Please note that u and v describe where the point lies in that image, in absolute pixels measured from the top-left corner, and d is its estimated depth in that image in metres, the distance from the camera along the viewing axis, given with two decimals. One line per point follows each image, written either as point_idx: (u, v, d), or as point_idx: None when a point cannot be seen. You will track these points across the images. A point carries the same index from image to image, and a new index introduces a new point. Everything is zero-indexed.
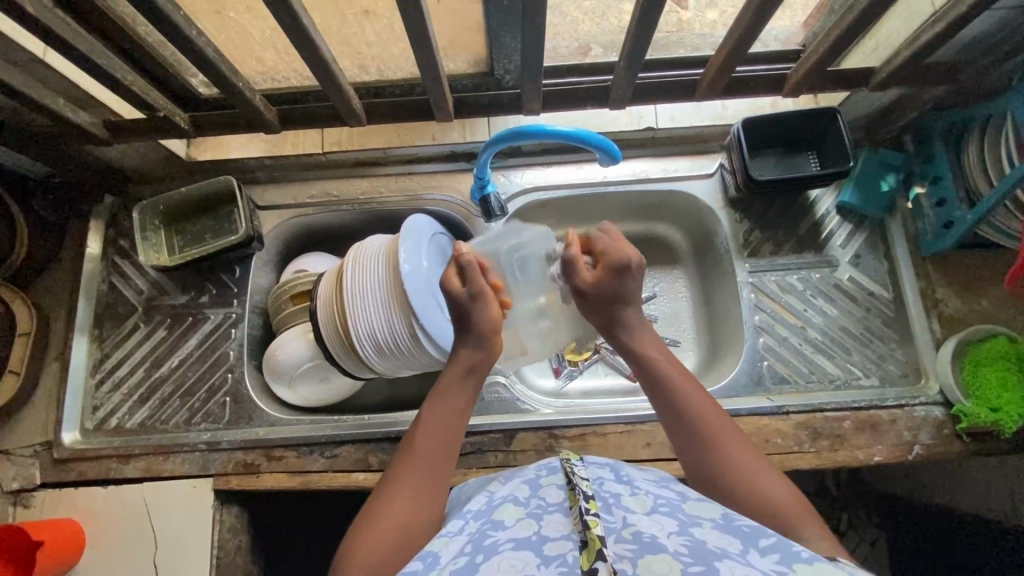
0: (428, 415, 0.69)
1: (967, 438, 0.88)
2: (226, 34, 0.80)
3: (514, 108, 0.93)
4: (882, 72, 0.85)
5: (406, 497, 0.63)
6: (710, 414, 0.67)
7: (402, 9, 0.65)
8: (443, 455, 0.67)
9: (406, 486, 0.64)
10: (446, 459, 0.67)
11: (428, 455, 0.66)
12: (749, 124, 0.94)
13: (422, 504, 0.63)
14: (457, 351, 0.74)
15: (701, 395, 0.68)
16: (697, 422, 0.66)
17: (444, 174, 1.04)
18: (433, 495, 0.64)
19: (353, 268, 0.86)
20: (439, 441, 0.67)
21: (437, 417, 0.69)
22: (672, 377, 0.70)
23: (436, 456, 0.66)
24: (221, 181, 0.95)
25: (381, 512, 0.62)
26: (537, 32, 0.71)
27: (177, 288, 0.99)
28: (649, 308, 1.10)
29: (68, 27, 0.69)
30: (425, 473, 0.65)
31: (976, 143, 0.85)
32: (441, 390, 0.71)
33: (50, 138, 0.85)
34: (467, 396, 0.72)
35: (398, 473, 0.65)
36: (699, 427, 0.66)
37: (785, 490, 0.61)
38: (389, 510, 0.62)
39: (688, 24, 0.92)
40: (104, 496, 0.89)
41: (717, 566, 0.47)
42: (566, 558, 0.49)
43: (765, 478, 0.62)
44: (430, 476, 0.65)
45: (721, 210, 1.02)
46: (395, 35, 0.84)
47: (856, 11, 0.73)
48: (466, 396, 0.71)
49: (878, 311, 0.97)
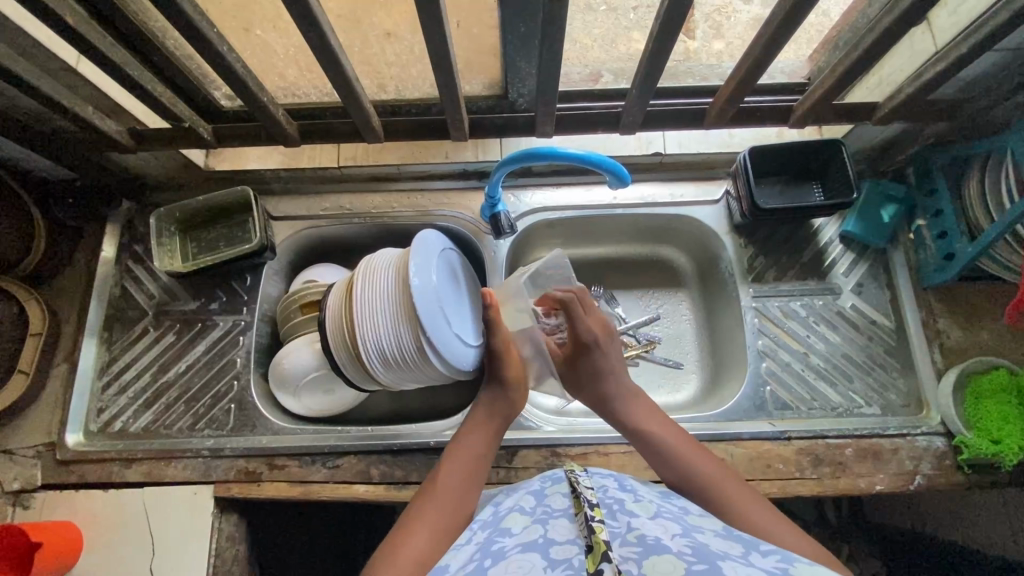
0: (449, 461, 0.72)
1: (968, 469, 0.89)
2: (254, 51, 0.85)
3: (527, 131, 0.95)
4: (886, 107, 0.87)
5: (427, 530, 0.63)
6: (725, 484, 0.67)
7: (425, 33, 0.68)
8: (464, 494, 0.68)
9: (429, 514, 0.65)
10: (469, 490, 0.69)
11: (451, 481, 0.69)
12: (755, 153, 0.96)
13: (442, 539, 0.63)
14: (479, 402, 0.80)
15: (679, 437, 0.73)
16: (706, 492, 0.67)
17: (455, 191, 1.06)
18: (454, 527, 0.65)
19: (364, 284, 0.87)
20: (462, 482, 0.69)
21: (461, 457, 0.72)
22: (680, 447, 0.72)
23: (456, 494, 0.68)
24: (238, 191, 0.97)
25: (405, 540, 0.61)
26: (554, 58, 0.74)
27: (188, 294, 1.00)
28: (651, 329, 1.11)
29: (104, 40, 0.71)
30: (447, 511, 0.66)
31: (977, 178, 0.87)
32: (463, 439, 0.75)
33: (76, 146, 0.87)
34: (485, 445, 0.75)
35: (420, 504, 0.67)
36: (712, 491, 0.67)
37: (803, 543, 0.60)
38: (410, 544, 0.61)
39: (695, 54, 0.97)
40: (106, 501, 0.89)
41: (720, 564, 0.47)
42: (572, 562, 0.48)
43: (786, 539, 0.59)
44: (454, 508, 0.66)
45: (726, 235, 1.04)
46: (414, 57, 0.89)
47: (859, 51, 0.76)
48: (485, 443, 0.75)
49: (880, 340, 0.98)
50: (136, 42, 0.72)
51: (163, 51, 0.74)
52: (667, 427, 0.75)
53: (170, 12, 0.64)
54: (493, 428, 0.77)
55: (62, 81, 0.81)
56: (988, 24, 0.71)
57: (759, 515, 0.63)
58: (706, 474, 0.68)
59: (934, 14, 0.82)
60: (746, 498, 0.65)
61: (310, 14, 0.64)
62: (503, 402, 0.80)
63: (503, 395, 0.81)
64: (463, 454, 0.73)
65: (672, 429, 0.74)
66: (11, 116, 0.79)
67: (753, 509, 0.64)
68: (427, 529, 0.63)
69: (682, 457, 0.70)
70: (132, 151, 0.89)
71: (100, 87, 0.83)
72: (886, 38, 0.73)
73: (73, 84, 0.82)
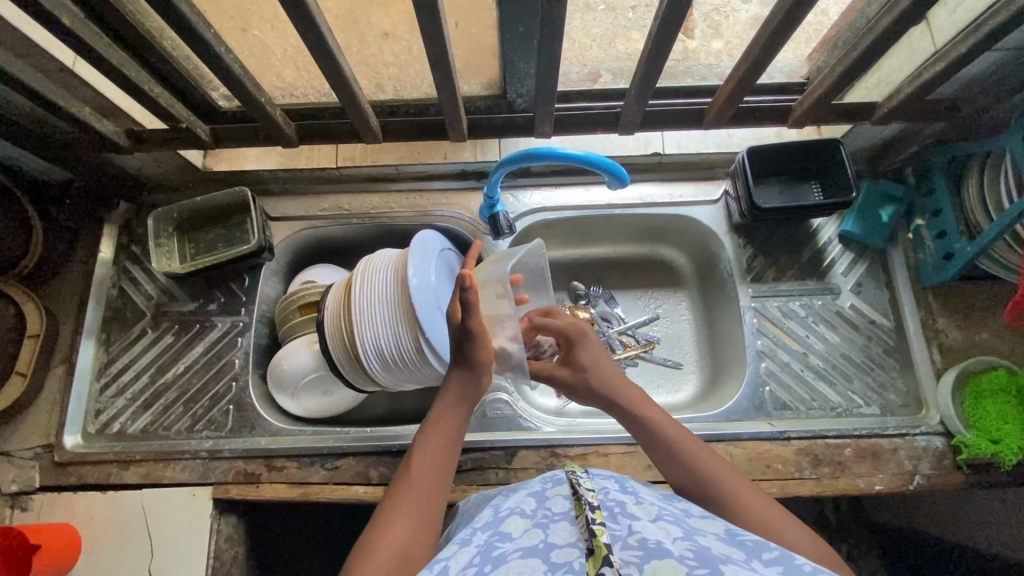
0: (422, 447, 0.69)
1: (967, 469, 0.89)
2: (251, 51, 0.85)
3: (526, 131, 0.95)
4: (885, 107, 0.86)
5: (403, 527, 0.61)
6: (729, 478, 0.66)
7: (423, 33, 0.68)
8: (438, 486, 0.67)
9: (404, 513, 0.63)
10: (441, 482, 0.67)
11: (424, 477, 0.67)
12: (754, 153, 0.96)
13: (422, 531, 0.62)
14: (447, 378, 0.74)
15: (679, 431, 0.71)
16: (710, 487, 0.66)
17: (455, 192, 1.06)
18: (428, 525, 0.63)
19: (361, 283, 0.87)
20: (438, 467, 0.68)
21: (433, 447, 0.69)
22: (682, 443, 0.70)
23: (430, 487, 0.66)
24: (237, 193, 0.97)
25: (378, 542, 0.60)
26: (552, 58, 0.73)
27: (186, 295, 1.00)
28: (650, 330, 1.11)
29: (101, 41, 0.71)
30: (421, 509, 0.64)
31: (977, 178, 0.87)
32: (434, 420, 0.72)
33: (73, 147, 0.86)
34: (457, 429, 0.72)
35: (393, 501, 0.65)
36: (718, 485, 0.65)
37: (804, 538, 0.60)
38: (385, 547, 0.59)
39: (694, 53, 0.97)
40: (104, 502, 0.89)
41: (721, 569, 0.47)
42: (573, 566, 0.49)
43: (789, 538, 0.59)
44: (427, 505, 0.65)
45: (724, 235, 1.04)
46: (413, 57, 0.89)
47: (859, 51, 0.76)
48: (458, 426, 0.72)
49: (879, 340, 0.98)
50: (133, 44, 0.71)
51: (161, 52, 0.74)
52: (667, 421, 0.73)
53: (165, 12, 0.64)
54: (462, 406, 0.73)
55: (59, 82, 0.81)
56: (986, 24, 0.70)
57: (765, 507, 0.63)
58: (710, 471, 0.67)
59: (933, 14, 0.82)
60: (754, 494, 0.64)
61: (307, 15, 0.64)
62: (472, 382, 0.75)
63: (473, 376, 0.74)
64: (433, 443, 0.70)
65: (671, 422, 0.73)
66: (7, 116, 0.79)
67: (760, 502, 0.63)
68: (401, 532, 0.61)
69: (691, 458, 0.68)
70: (130, 152, 0.89)
71: (97, 87, 0.83)
72: (886, 38, 0.72)
73: (69, 85, 0.81)
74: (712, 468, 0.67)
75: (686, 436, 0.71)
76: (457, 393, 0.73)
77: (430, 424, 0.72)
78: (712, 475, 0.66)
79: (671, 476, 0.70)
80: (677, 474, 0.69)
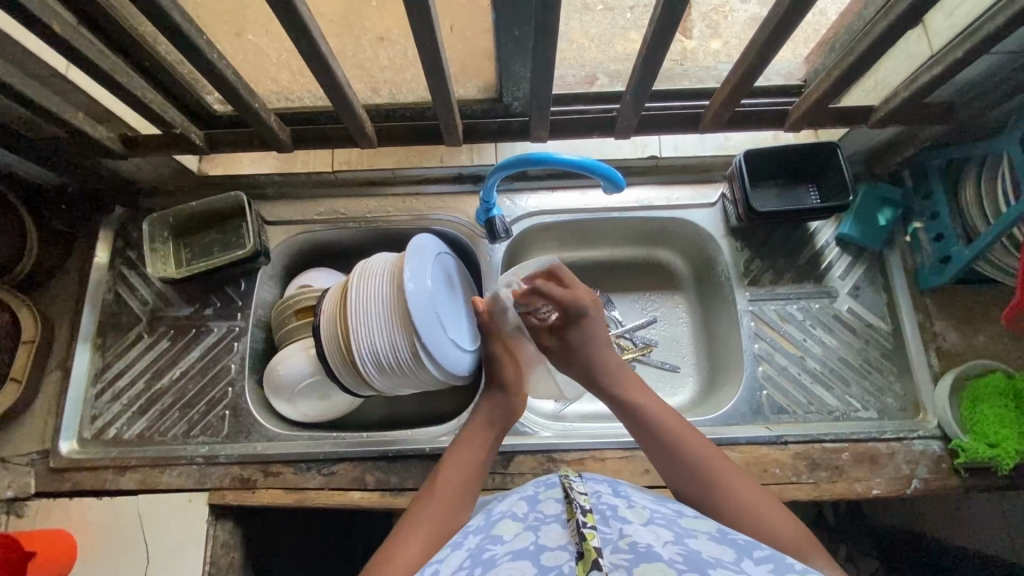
0: (451, 461, 0.75)
1: (965, 473, 0.89)
2: (245, 55, 0.84)
3: (522, 135, 0.95)
4: (883, 111, 0.86)
5: (422, 532, 0.66)
6: (727, 477, 0.69)
7: (417, 39, 0.68)
8: (460, 497, 0.71)
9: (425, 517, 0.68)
10: (465, 497, 0.72)
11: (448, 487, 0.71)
12: (750, 157, 0.96)
13: (438, 538, 0.67)
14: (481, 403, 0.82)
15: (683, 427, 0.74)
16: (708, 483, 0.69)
17: (451, 196, 1.05)
18: (444, 532, 0.68)
19: (358, 287, 0.87)
20: (461, 484, 0.72)
21: (461, 463, 0.75)
22: (682, 439, 0.72)
23: (454, 496, 0.71)
24: (232, 197, 0.96)
25: (399, 544, 0.65)
26: (547, 62, 0.73)
27: (182, 300, 1.00)
28: (648, 333, 1.10)
29: (93, 47, 0.70)
30: (440, 515, 0.69)
31: (974, 182, 0.87)
32: (465, 438, 0.78)
33: (66, 152, 0.86)
34: (485, 450, 0.77)
35: (417, 506, 0.70)
36: (715, 481, 0.69)
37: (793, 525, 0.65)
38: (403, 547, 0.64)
39: (691, 54, 0.97)
40: (100, 508, 0.89)
41: None
42: (563, 569, 0.50)
43: None
44: (448, 513, 0.69)
45: (722, 238, 1.04)
46: (408, 61, 0.88)
47: (856, 54, 0.76)
48: (486, 445, 0.78)
49: (877, 343, 0.98)
50: (126, 49, 0.71)
51: (156, 58, 0.73)
52: (667, 416, 0.75)
53: (158, 19, 0.64)
54: (492, 430, 0.80)
55: (51, 87, 0.80)
56: (984, 28, 0.70)
57: (761, 505, 0.67)
58: (710, 470, 0.70)
59: (931, 17, 0.81)
60: (749, 493, 0.68)
61: (300, 22, 0.64)
62: (505, 407, 0.81)
63: (504, 400, 0.81)
64: (461, 459, 0.75)
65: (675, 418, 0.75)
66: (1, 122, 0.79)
67: (758, 501, 0.67)
68: (420, 534, 0.66)
69: (690, 454, 0.71)
70: (124, 157, 0.89)
71: (90, 93, 0.82)
72: (883, 42, 0.72)
73: (63, 91, 0.81)
74: (714, 467, 0.70)
75: (693, 434, 0.73)
76: (487, 416, 0.80)
77: (461, 441, 0.78)
78: (710, 473, 0.70)
79: (668, 470, 0.73)
80: (677, 472, 0.72)
